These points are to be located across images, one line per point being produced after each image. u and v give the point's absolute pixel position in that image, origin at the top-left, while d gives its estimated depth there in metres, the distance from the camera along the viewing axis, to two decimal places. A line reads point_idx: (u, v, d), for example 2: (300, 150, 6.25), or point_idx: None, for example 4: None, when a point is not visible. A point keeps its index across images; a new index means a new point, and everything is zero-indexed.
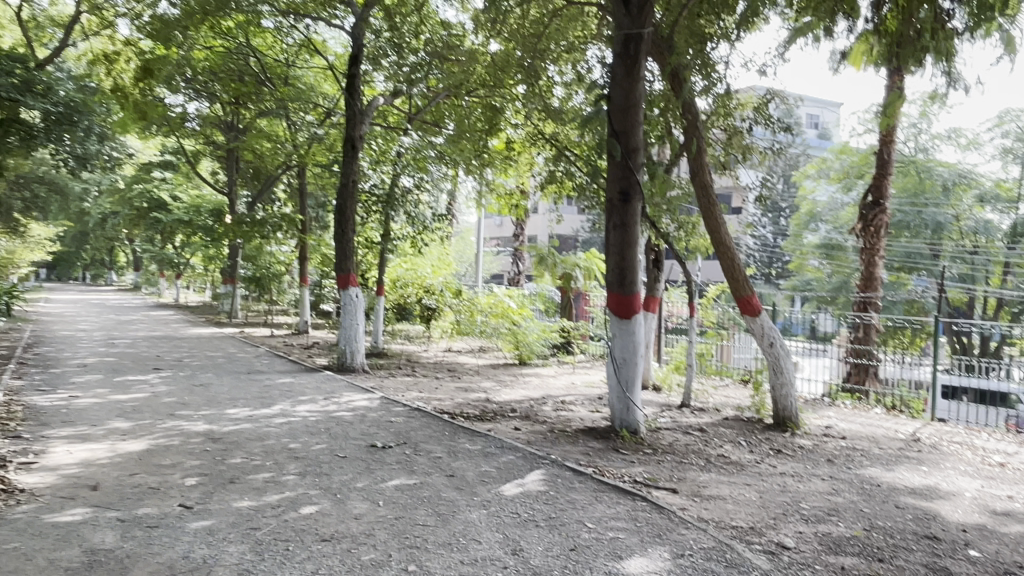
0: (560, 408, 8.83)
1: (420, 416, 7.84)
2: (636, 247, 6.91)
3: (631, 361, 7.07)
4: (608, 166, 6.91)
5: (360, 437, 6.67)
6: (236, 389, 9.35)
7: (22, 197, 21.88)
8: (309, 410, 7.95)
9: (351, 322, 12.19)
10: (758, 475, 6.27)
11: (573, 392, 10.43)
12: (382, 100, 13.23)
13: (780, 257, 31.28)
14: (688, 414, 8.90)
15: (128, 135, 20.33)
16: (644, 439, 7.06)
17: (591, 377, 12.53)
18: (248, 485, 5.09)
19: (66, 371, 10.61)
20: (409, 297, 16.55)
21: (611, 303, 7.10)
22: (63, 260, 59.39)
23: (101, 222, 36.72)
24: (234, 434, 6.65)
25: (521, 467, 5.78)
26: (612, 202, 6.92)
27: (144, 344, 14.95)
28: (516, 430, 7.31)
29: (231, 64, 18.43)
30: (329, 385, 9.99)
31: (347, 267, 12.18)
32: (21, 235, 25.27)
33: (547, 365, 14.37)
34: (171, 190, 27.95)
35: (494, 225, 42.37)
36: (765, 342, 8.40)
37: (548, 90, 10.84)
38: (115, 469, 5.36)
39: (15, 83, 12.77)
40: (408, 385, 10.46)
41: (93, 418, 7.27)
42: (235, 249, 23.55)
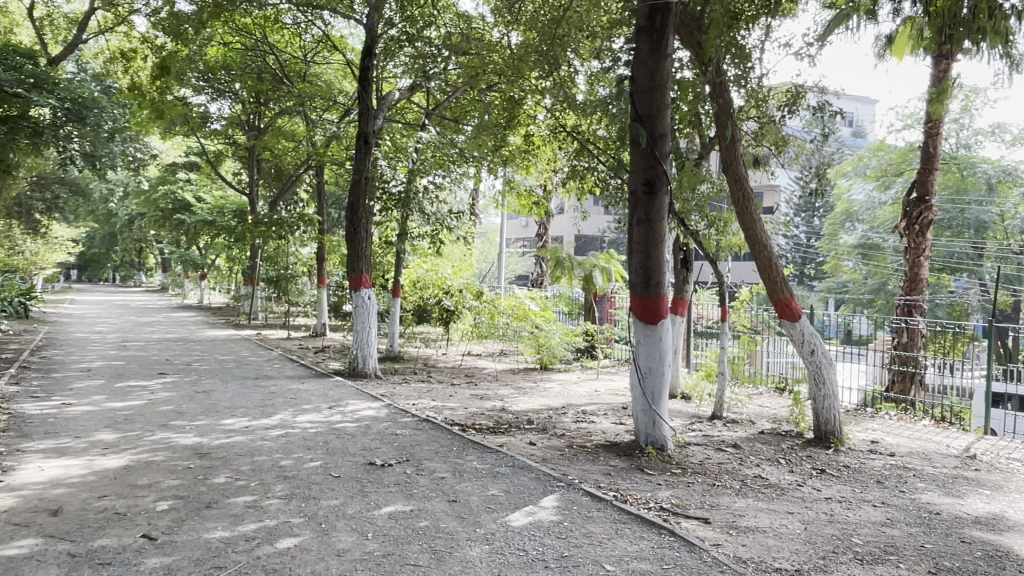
0: (582, 419, 8.19)
1: (428, 428, 7.25)
2: (663, 245, 6.26)
3: (657, 371, 6.42)
4: (631, 155, 6.30)
5: (360, 453, 6.10)
6: (239, 397, 8.86)
7: (43, 198, 21.79)
8: (311, 421, 7.42)
9: (363, 325, 11.67)
10: (801, 501, 5.58)
11: (595, 401, 9.78)
12: (398, 94, 12.67)
13: (814, 257, 30.27)
14: (720, 427, 8.24)
15: (149, 135, 20.10)
16: (671, 456, 6.43)
17: (615, 384, 11.83)
18: (225, 510, 4.56)
19: (68, 376, 10.21)
20: (428, 298, 15.64)
21: (635, 307, 6.46)
22: (95, 261, 60.19)
23: (128, 224, 36.91)
24: (225, 449, 6.13)
25: (534, 490, 5.16)
26: (635, 194, 6.28)
27: (157, 347, 14.61)
28: (532, 445, 6.69)
29: (249, 62, 18.10)
30: (338, 392, 9.46)
31: (359, 269, 11.67)
32: (45, 237, 25.27)
33: (570, 370, 13.70)
34: (194, 191, 27.84)
35: (519, 226, 41.75)
36: (806, 350, 7.68)
37: (571, 80, 10.24)
38: (83, 490, 4.84)
39: (16, 77, 12.25)
40: (421, 392, 9.88)
41: (80, 428, 6.79)
42: (255, 250, 23.24)
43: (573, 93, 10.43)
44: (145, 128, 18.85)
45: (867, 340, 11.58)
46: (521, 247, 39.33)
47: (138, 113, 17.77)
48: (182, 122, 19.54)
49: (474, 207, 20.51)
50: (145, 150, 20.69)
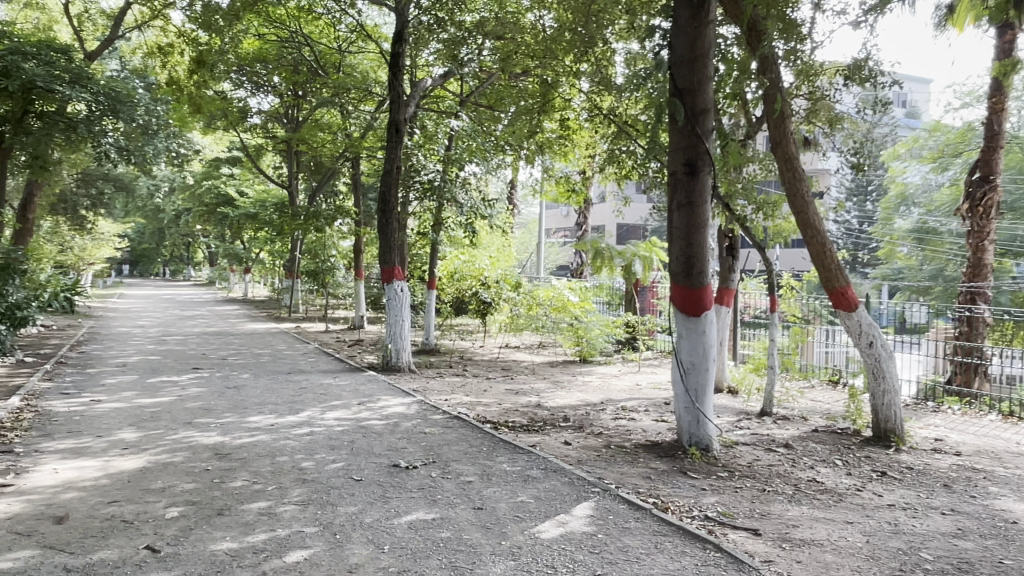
0: (621, 416, 7.77)
1: (459, 426, 6.92)
2: (706, 229, 5.79)
3: (700, 366, 5.98)
4: (670, 133, 5.85)
5: (385, 454, 5.79)
6: (269, 393, 8.67)
7: (89, 194, 22.13)
8: (338, 418, 7.16)
9: (396, 318, 11.41)
10: (860, 509, 5.10)
11: (636, 396, 9.34)
12: (430, 81, 12.31)
13: (866, 243, 29.17)
14: (770, 424, 7.74)
15: (191, 130, 20.20)
16: (717, 457, 6.00)
17: (657, 378, 11.35)
18: (237, 518, 4.29)
19: (103, 371, 10.16)
20: (465, 289, 15.48)
21: (675, 297, 6.00)
22: (146, 256, 61.69)
23: (175, 221, 37.50)
24: (246, 449, 5.89)
25: (566, 497, 4.78)
26: (675, 176, 5.81)
27: (196, 341, 14.61)
28: (566, 445, 6.31)
29: (285, 55, 17.94)
30: (369, 387, 9.20)
31: (391, 261, 11.40)
32: (92, 232, 25.74)
33: (611, 363, 13.24)
34: (238, 186, 28.13)
35: (560, 217, 41.18)
36: (864, 342, 7.15)
37: (608, 60, 9.84)
38: (93, 495, 4.62)
39: (51, 72, 11.65)
40: (455, 387, 9.58)
41: (103, 427, 6.64)
42: (295, 243, 23.27)
43: (611, 73, 10.00)
44: (185, 124, 18.90)
45: (923, 329, 10.73)
46: (562, 238, 38.78)
47: (177, 109, 17.83)
48: (221, 116, 19.55)
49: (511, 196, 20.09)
50: (187, 146, 20.76)
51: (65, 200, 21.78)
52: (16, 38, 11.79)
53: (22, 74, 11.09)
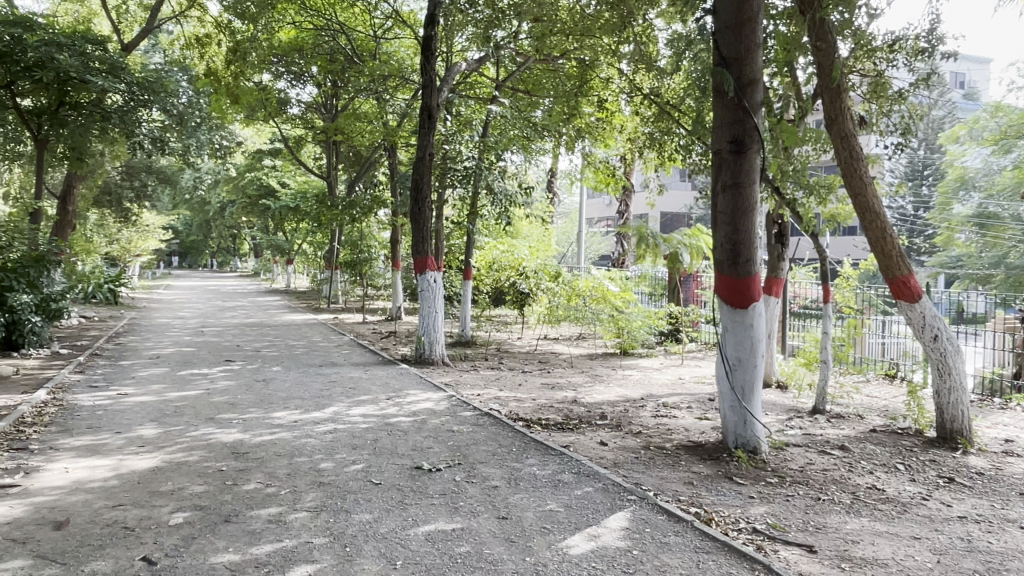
0: (662, 414, 7.32)
1: (489, 424, 6.57)
2: (754, 214, 5.30)
3: (748, 362, 5.51)
4: (714, 106, 5.37)
5: (408, 454, 5.47)
6: (297, 387, 8.44)
7: (132, 186, 22.37)
8: (364, 415, 6.87)
9: (429, 309, 11.12)
10: (928, 522, 4.59)
11: (678, 392, 8.87)
12: (464, 65, 11.91)
13: (922, 230, 27.91)
14: (823, 423, 7.21)
15: (231, 122, 20.20)
16: (766, 462, 5.53)
17: (701, 372, 10.84)
18: (244, 526, 4.00)
19: (135, 364, 10.07)
20: (504, 281, 15.12)
21: (720, 287, 5.53)
22: (195, 248, 62.87)
23: (220, 213, 37.93)
24: (265, 448, 5.62)
25: (598, 506, 4.40)
26: (720, 155, 5.33)
27: (232, 333, 14.55)
28: (603, 445, 5.91)
29: (320, 45, 17.72)
30: (399, 381, 8.91)
31: (424, 250, 11.08)
32: (137, 224, 26.07)
33: (652, 355, 12.74)
34: (279, 177, 28.23)
35: (602, 206, 40.45)
36: (928, 335, 6.58)
37: (649, 38, 9.32)
38: (99, 499, 4.39)
39: (84, 62, 11.54)
40: (489, 381, 9.23)
41: (124, 423, 6.45)
42: (334, 234, 23.21)
43: (652, 51, 9.47)
44: (224, 115, 18.88)
45: (982, 319, 10.19)
46: (604, 227, 38.11)
47: (216, 100, 17.79)
48: (260, 107, 19.49)
49: (550, 183, 19.59)
50: (228, 137, 20.75)
51: (109, 194, 22.05)
52: (52, 30, 11.71)
53: (54, 64, 10.98)
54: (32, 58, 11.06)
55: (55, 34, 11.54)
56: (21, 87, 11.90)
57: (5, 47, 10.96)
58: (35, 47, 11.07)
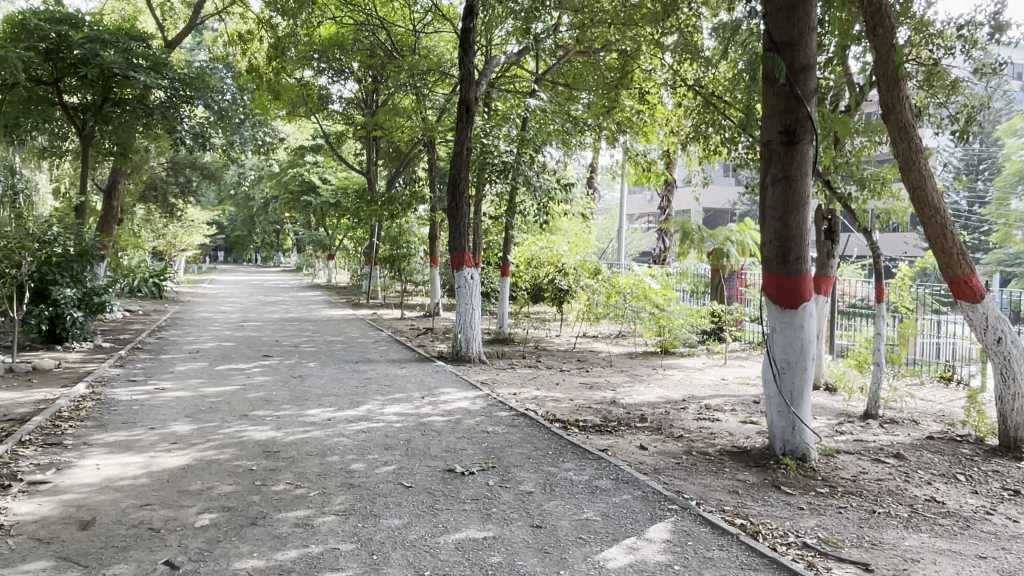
0: (705, 417, 7.05)
1: (524, 425, 6.39)
2: (805, 209, 5.02)
3: (797, 365, 5.23)
4: (764, 94, 5.09)
5: (441, 456, 5.32)
6: (332, 383, 8.37)
7: (177, 182, 22.73)
8: (398, 414, 6.74)
9: (466, 306, 10.98)
10: (994, 539, 4.27)
11: (721, 393, 8.58)
12: (504, 57, 11.73)
13: (977, 227, 26.87)
14: (876, 429, 6.86)
15: (273, 119, 20.37)
16: (817, 471, 5.24)
17: (745, 372, 10.50)
18: (270, 530, 3.89)
19: (175, 358, 10.12)
20: (542, 277, 14.96)
21: (768, 286, 5.25)
22: (240, 243, 63.97)
23: (263, 208, 38.44)
24: (297, 447, 5.52)
25: (638, 515, 4.17)
26: (769, 146, 5.05)
27: (271, 327, 14.62)
28: (643, 450, 5.68)
29: (361, 39, 17.56)
30: (435, 378, 8.78)
31: (461, 246, 10.94)
32: (182, 219, 26.52)
33: (694, 355, 12.38)
34: (321, 173, 28.45)
35: (643, 202, 39.94)
36: (991, 337, 6.20)
37: (694, 28, 9.03)
38: (127, 498, 4.32)
39: (128, 58, 11.67)
40: (526, 380, 9.05)
41: (159, 418, 6.42)
42: (373, 229, 23.26)
43: (697, 41, 9.18)
44: (266, 111, 19.02)
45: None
46: (645, 223, 37.62)
47: (258, 96, 17.92)
48: (302, 103, 19.59)
49: (590, 179, 19.32)
50: (270, 134, 20.92)
51: (155, 189, 22.44)
52: (97, 27, 11.87)
53: (98, 60, 11.12)
54: (77, 55, 11.28)
55: (100, 31, 11.69)
56: (68, 84, 12.10)
57: (52, 44, 11.21)
58: (80, 44, 11.26)
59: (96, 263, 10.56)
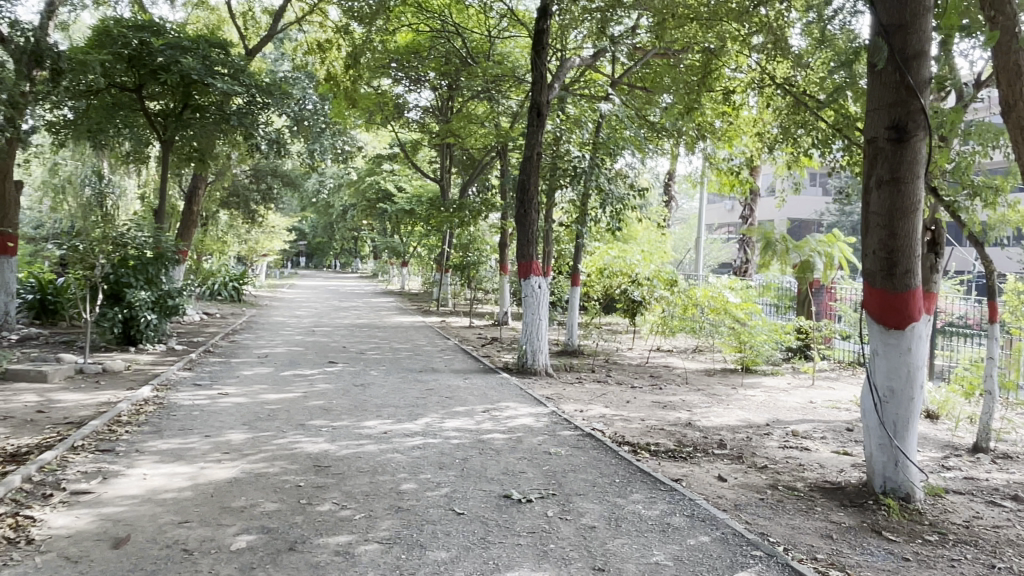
0: (790, 446, 6.43)
1: (591, 447, 5.94)
2: (916, 214, 4.41)
3: (902, 393, 4.63)
4: (870, 85, 4.52)
5: (499, 479, 4.93)
6: (394, 393, 8.11)
7: (259, 189, 23.26)
8: (458, 429, 6.39)
9: (533, 316, 10.61)
10: None
11: (808, 418, 7.89)
12: (578, 59, 11.35)
13: None
14: (988, 465, 6.09)
15: (351, 127, 20.59)
16: (925, 516, 4.56)
17: (833, 395, 9.71)
18: (309, 557, 3.59)
19: (243, 362, 10.11)
20: (614, 287, 14.33)
21: (870, 303, 4.66)
22: (321, 250, 65.56)
23: (342, 216, 39.13)
24: (349, 462, 5.24)
25: (715, 562, 3.67)
26: (875, 142, 4.47)
27: (341, 333, 14.60)
28: (721, 482, 5.14)
29: (437, 47, 17.69)
30: (499, 391, 8.41)
31: (530, 254, 10.58)
32: (263, 225, 27.15)
33: (777, 373, 11.67)
34: (397, 181, 28.71)
35: (722, 211, 38.75)
36: None
37: (783, 22, 8.45)
38: (166, 514, 4.11)
39: (207, 65, 11.89)
40: (595, 396, 8.59)
41: (216, 425, 6.27)
42: (446, 237, 23.20)
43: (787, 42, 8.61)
44: (344, 119, 19.19)
45: None
46: (725, 233, 36.46)
47: (336, 103, 18.08)
48: (379, 111, 19.70)
49: (667, 187, 18.63)
50: (349, 142, 21.16)
51: (237, 196, 23.03)
52: (178, 34, 12.17)
53: (176, 66, 11.34)
54: (158, 61, 11.58)
55: (180, 38, 11.96)
56: (149, 91, 12.44)
57: (133, 50, 11.65)
58: (161, 51, 11.56)
59: (171, 267, 10.69)
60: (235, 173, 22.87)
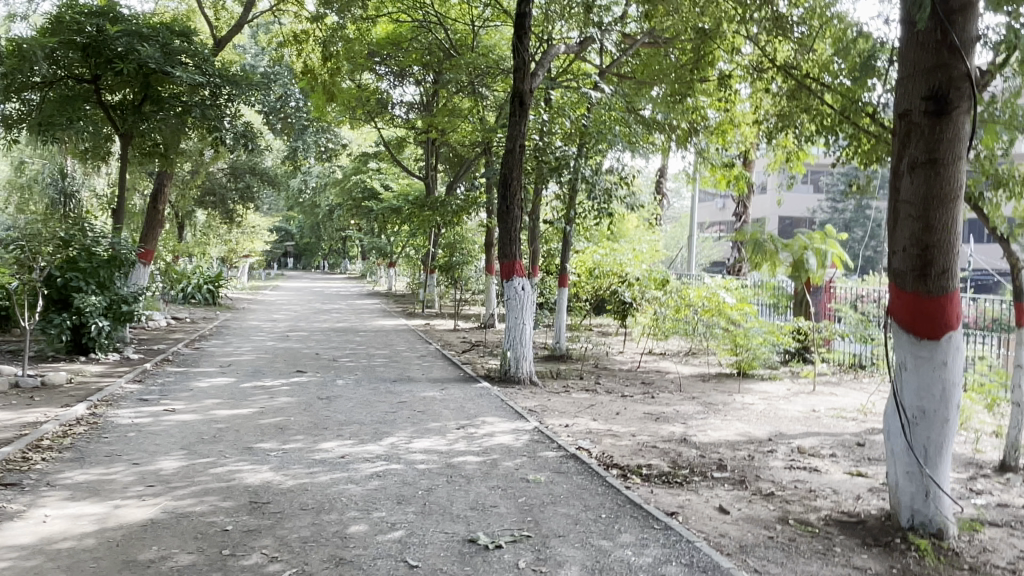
0: (798, 467, 5.73)
1: (575, 473, 5.22)
2: (956, 203, 3.74)
3: (936, 413, 3.95)
4: (904, 48, 3.86)
5: (465, 516, 4.22)
6: (362, 407, 7.38)
7: (237, 187, 22.45)
8: (426, 452, 5.66)
9: (516, 320, 9.90)
10: None
11: (814, 431, 7.21)
12: (563, 46, 10.65)
13: None
14: (1022, 488, 5.40)
15: (332, 123, 19.79)
16: (964, 559, 3.85)
17: (837, 403, 9.02)
18: None
19: (202, 372, 9.34)
20: (605, 288, 13.93)
21: (897, 309, 3.99)
22: (309, 251, 64.65)
23: (328, 215, 38.32)
24: (293, 495, 4.51)
25: None
26: (909, 117, 3.81)
27: (316, 338, 13.86)
28: (723, 516, 4.43)
29: (419, 38, 16.85)
30: (477, 404, 7.70)
31: (511, 254, 9.88)
32: (244, 225, 26.34)
33: (776, 378, 10.95)
34: (383, 180, 27.97)
35: (714, 209, 38.22)
36: None
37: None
38: (54, 571, 3.37)
39: (167, 54, 11.11)
40: (582, 407, 7.88)
41: (150, 450, 5.52)
42: (431, 236, 22.48)
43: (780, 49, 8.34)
44: (324, 115, 18.39)
45: None
46: (718, 232, 35.85)
47: (315, 98, 17.31)
48: (360, 107, 18.93)
49: (657, 183, 18.02)
50: (333, 139, 20.43)
51: (214, 195, 22.23)
52: (136, 20, 11.40)
53: (133, 55, 10.57)
54: (114, 50, 10.81)
55: (137, 25, 11.18)
56: (107, 82, 11.69)
57: (88, 37, 10.89)
58: (117, 38, 10.79)
59: (127, 270, 10.05)
60: (212, 171, 22.07)
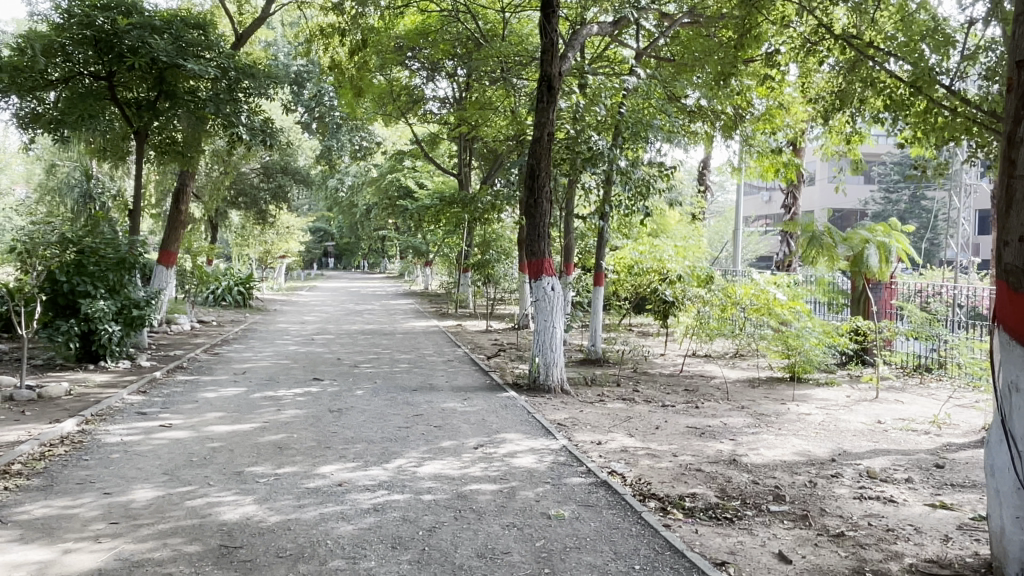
0: (870, 497, 4.87)
1: (605, 507, 4.46)
2: None
3: None
4: None
5: (469, 567, 3.51)
6: (374, 422, 6.73)
7: (269, 187, 22.10)
8: (436, 479, 4.96)
9: (546, 323, 9.15)
10: None
11: (883, 449, 6.31)
12: (597, 27, 9.84)
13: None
14: None
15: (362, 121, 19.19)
16: None
17: (905, 413, 8.05)
18: None
19: (214, 381, 8.81)
20: (645, 287, 12.47)
21: (1007, 312, 3.23)
22: (349, 252, 64.84)
23: (365, 214, 37.99)
24: (271, 537, 3.85)
25: None
26: None
27: (342, 342, 13.30)
28: (783, 567, 3.63)
29: (448, 29, 16.13)
30: (501, 417, 6.98)
31: (540, 251, 9.14)
32: (279, 226, 26.04)
33: (832, 383, 10.01)
34: (418, 178, 27.44)
35: (761, 202, 36.84)
36: None
37: None
38: None
39: (180, 48, 10.66)
40: (617, 421, 7.11)
41: (128, 476, 4.94)
42: (466, 235, 21.84)
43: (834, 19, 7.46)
44: (355, 111, 17.80)
45: None
46: (765, 226, 34.48)
47: (344, 94, 16.77)
48: (391, 103, 18.32)
49: (700, 175, 17.07)
50: (366, 138, 19.90)
51: (246, 196, 21.94)
52: (151, 13, 10.96)
53: (145, 49, 10.16)
54: (126, 44, 10.37)
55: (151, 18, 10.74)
56: (122, 78, 11.28)
57: (99, 31, 10.42)
58: (128, 32, 10.36)
59: (135, 271, 9.59)
60: (244, 172, 21.77)
